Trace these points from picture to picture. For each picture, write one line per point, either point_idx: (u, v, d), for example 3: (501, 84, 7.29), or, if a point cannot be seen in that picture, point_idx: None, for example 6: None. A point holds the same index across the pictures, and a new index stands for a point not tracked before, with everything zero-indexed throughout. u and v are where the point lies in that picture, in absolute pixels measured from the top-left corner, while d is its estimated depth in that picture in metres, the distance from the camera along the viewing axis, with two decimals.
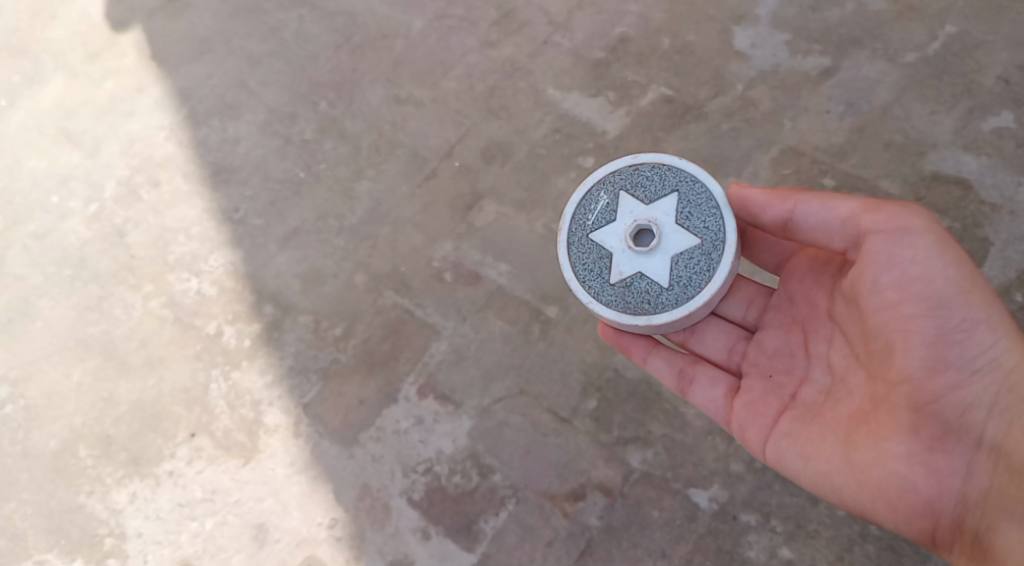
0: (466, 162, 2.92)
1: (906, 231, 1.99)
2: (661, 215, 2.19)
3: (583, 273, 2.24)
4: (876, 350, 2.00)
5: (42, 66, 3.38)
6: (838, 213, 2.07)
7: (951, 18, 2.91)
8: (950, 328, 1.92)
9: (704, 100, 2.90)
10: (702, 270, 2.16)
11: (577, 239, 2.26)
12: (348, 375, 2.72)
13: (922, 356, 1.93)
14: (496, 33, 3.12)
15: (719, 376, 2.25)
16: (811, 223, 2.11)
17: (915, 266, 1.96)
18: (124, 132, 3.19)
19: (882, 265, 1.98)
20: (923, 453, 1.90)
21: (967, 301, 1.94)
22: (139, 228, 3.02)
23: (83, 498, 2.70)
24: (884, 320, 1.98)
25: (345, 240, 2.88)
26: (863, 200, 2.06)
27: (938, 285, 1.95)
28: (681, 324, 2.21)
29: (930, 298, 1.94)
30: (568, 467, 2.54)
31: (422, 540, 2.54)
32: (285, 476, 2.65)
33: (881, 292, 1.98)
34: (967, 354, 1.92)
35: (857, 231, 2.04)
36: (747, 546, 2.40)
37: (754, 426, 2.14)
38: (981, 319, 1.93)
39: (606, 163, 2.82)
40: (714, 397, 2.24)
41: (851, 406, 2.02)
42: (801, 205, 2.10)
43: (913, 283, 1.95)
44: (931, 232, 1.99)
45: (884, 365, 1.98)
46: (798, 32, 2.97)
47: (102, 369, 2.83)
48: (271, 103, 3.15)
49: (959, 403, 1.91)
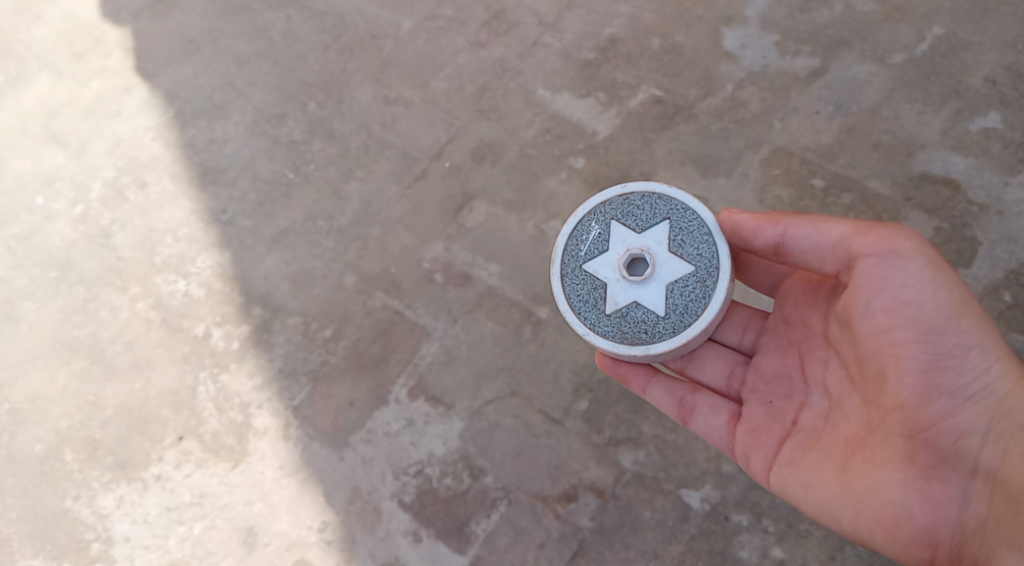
0: (456, 163, 3.00)
1: (897, 253, 1.99)
2: (653, 243, 2.19)
3: (578, 304, 2.23)
4: (871, 376, 2.01)
5: (27, 66, 3.48)
6: (829, 236, 2.07)
7: (939, 19, 3.00)
8: (942, 354, 1.94)
9: (693, 101, 2.99)
10: (698, 297, 2.15)
11: (570, 270, 2.25)
12: (339, 377, 2.73)
13: (915, 383, 1.94)
14: (486, 33, 3.23)
15: (719, 404, 2.26)
16: (803, 247, 2.10)
17: (906, 290, 1.97)
18: (110, 133, 3.27)
19: (873, 289, 1.99)
20: (919, 481, 1.92)
21: (958, 326, 1.95)
22: (126, 229, 3.06)
23: (70, 502, 2.68)
24: (877, 345, 1.99)
25: (334, 241, 2.93)
26: (854, 223, 2.06)
27: (930, 310, 1.96)
28: (679, 352, 2.20)
29: (921, 324, 1.95)
30: (560, 469, 2.55)
31: (413, 543, 2.54)
32: (275, 479, 2.64)
33: (873, 316, 1.99)
34: (959, 380, 1.93)
35: (848, 254, 2.04)
36: (739, 546, 2.43)
37: (757, 452, 2.15)
38: (973, 343, 1.94)
39: (595, 165, 2.92)
40: (716, 425, 2.25)
41: (848, 431, 2.03)
42: (792, 229, 2.10)
43: (906, 308, 1.96)
44: (922, 255, 2.00)
45: (878, 391, 1.99)
46: (786, 33, 3.06)
47: (89, 371, 2.84)
48: (259, 103, 3.25)
49: (953, 430, 1.93)
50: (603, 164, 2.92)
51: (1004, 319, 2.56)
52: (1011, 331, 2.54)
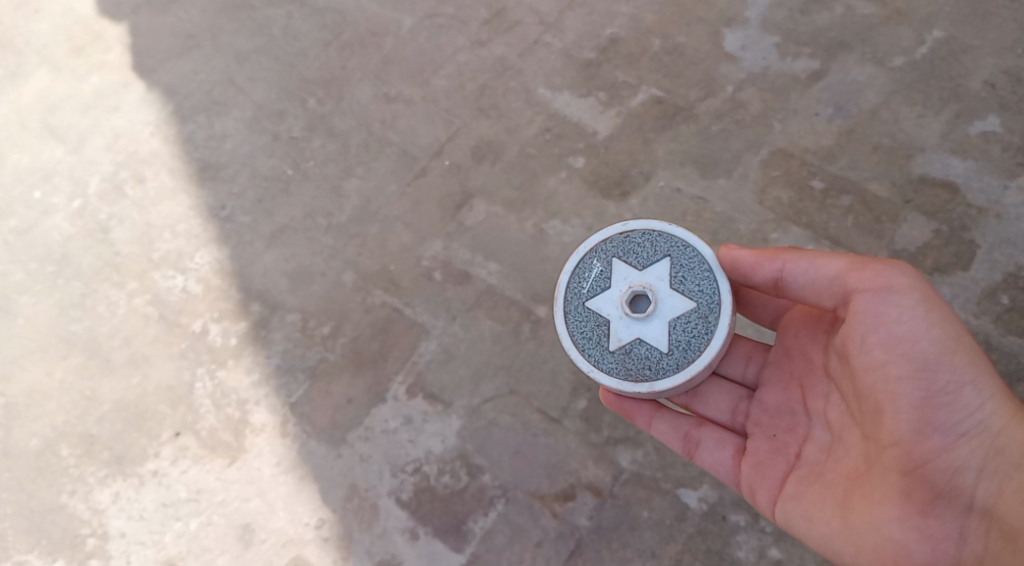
0: (456, 161, 3.00)
1: (891, 288, 1.99)
2: (655, 280, 2.18)
3: (582, 341, 2.22)
4: (868, 411, 2.00)
5: (25, 60, 3.47)
6: (825, 271, 2.07)
7: (939, 23, 3.01)
8: (936, 391, 1.94)
9: (693, 101, 3.00)
10: (700, 333, 2.14)
11: (573, 307, 2.24)
12: (337, 374, 2.73)
13: (910, 420, 1.94)
14: (487, 32, 3.24)
15: (725, 438, 2.24)
16: (801, 282, 2.10)
17: (900, 326, 1.96)
18: (109, 128, 3.26)
19: (869, 325, 1.99)
20: (916, 518, 1.92)
21: (952, 362, 1.94)
22: (124, 224, 3.05)
23: (65, 497, 2.66)
24: (874, 380, 1.98)
25: (333, 238, 2.93)
26: (851, 257, 2.06)
27: (924, 346, 1.95)
28: (683, 388, 2.18)
29: (916, 360, 1.95)
30: (558, 468, 2.55)
31: (410, 541, 2.53)
32: (272, 476, 2.63)
33: (870, 352, 1.99)
34: (954, 417, 1.93)
35: (844, 289, 2.04)
36: (736, 546, 2.42)
37: (762, 486, 2.14)
38: (967, 380, 1.94)
39: (595, 164, 2.92)
40: (721, 459, 2.23)
41: (849, 466, 2.02)
42: (790, 264, 2.10)
43: (900, 343, 1.96)
44: (916, 290, 1.99)
45: (875, 426, 1.99)
46: (787, 35, 3.07)
47: (85, 367, 2.82)
48: (259, 99, 3.24)
49: (949, 466, 1.92)
50: (603, 163, 2.92)
51: (1001, 322, 2.55)
52: (1009, 334, 2.54)
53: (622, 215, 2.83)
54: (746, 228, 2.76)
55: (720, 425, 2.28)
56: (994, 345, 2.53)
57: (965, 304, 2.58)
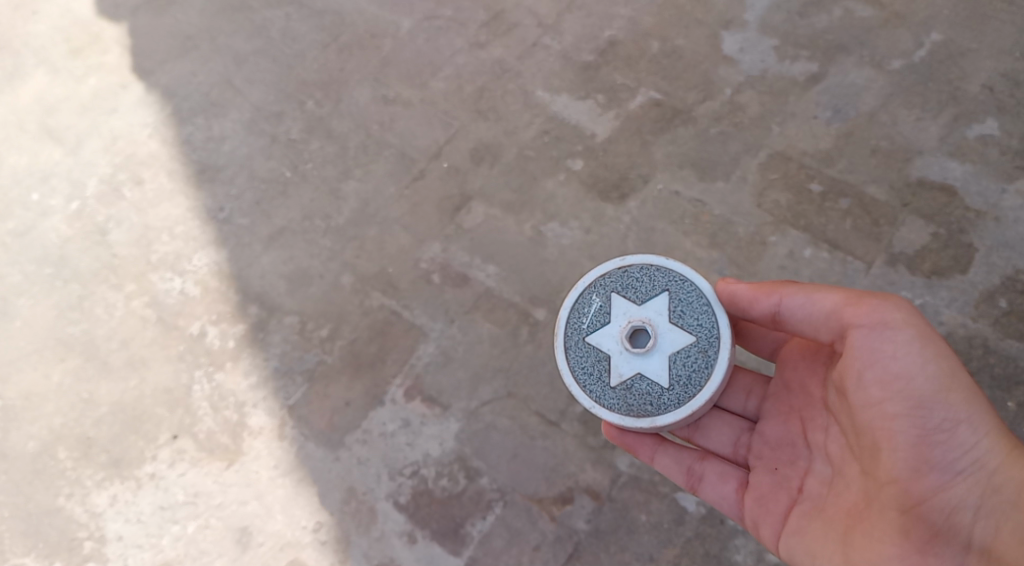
0: (454, 163, 3.00)
1: (886, 324, 1.97)
2: (654, 314, 2.18)
3: (583, 376, 2.21)
4: (866, 447, 1.99)
5: (23, 62, 3.46)
6: (822, 306, 2.06)
7: (937, 26, 3.02)
8: (932, 428, 1.92)
9: (692, 104, 3.00)
10: (700, 367, 2.14)
11: (573, 343, 2.23)
12: (336, 377, 2.72)
13: (907, 457, 1.93)
14: (485, 34, 3.25)
15: (727, 472, 2.24)
16: (798, 316, 2.10)
17: (895, 362, 1.95)
18: (107, 129, 3.25)
19: (865, 361, 1.98)
20: (914, 556, 1.90)
21: (947, 399, 1.93)
22: (122, 226, 3.05)
23: (62, 500, 2.66)
24: (871, 416, 1.97)
25: (331, 240, 2.92)
26: (847, 292, 2.05)
27: (920, 383, 1.94)
28: (684, 423, 2.18)
29: (911, 397, 1.94)
30: (556, 471, 2.54)
31: (408, 544, 2.53)
32: (270, 479, 2.62)
33: (866, 388, 1.98)
34: (950, 454, 1.92)
35: (841, 324, 2.03)
36: (734, 550, 2.42)
37: (765, 521, 2.14)
38: (963, 417, 1.92)
39: (594, 167, 2.92)
40: (724, 493, 2.23)
41: (848, 502, 2.00)
42: (787, 298, 2.09)
43: (896, 380, 1.95)
44: (911, 326, 1.98)
45: (872, 463, 1.98)
46: (785, 38, 3.07)
47: (83, 369, 2.82)
48: (258, 101, 3.24)
49: (946, 504, 1.91)
50: (601, 166, 2.92)
51: (1000, 326, 2.55)
52: (1007, 338, 2.53)
53: (620, 217, 2.83)
54: (744, 231, 2.76)
55: (722, 459, 2.27)
56: (992, 349, 2.52)
57: (963, 307, 2.58)
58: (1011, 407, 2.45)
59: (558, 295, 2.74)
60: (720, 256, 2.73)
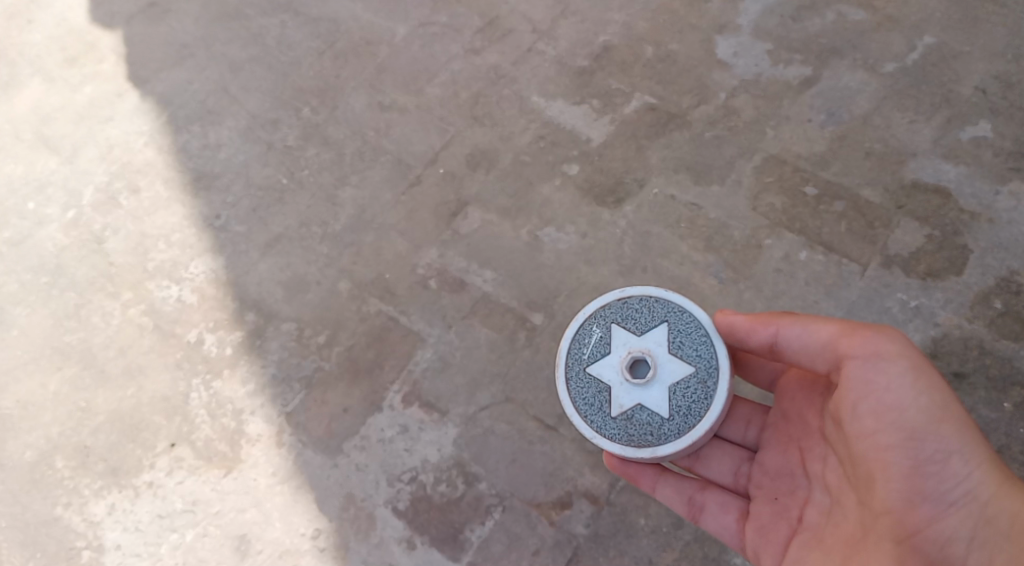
0: (451, 169, 3.01)
1: (881, 356, 1.98)
2: (653, 345, 2.19)
3: (584, 407, 2.21)
4: (862, 477, 1.99)
5: (19, 70, 3.47)
6: (818, 337, 2.06)
7: (929, 29, 3.04)
8: (925, 459, 1.93)
9: (687, 108, 3.01)
10: (700, 398, 2.14)
11: (575, 374, 2.24)
12: (333, 383, 2.72)
13: (901, 488, 1.93)
14: (480, 40, 3.26)
15: (728, 501, 2.24)
16: (795, 347, 2.09)
17: (889, 394, 1.96)
18: (103, 138, 3.26)
19: (860, 392, 1.98)
20: None
21: (940, 431, 1.93)
22: (118, 234, 3.05)
23: (60, 509, 2.65)
24: (865, 447, 1.97)
25: (328, 247, 2.93)
26: (841, 323, 2.05)
27: (912, 414, 1.94)
28: (684, 452, 2.18)
29: (905, 428, 1.94)
30: (555, 475, 2.54)
31: (408, 550, 2.52)
32: (268, 486, 2.62)
33: (861, 418, 1.98)
34: (943, 485, 1.92)
35: (836, 355, 2.03)
36: (732, 552, 2.42)
37: (766, 551, 2.13)
38: (955, 449, 1.92)
39: (590, 172, 2.93)
40: (726, 523, 2.23)
41: (846, 532, 2.00)
42: (784, 330, 2.09)
43: (889, 412, 1.95)
44: (905, 358, 1.98)
45: (868, 493, 1.98)
46: (779, 42, 3.09)
47: (80, 377, 2.82)
48: (253, 108, 3.25)
49: (940, 535, 1.91)
50: (597, 171, 2.93)
51: (995, 326, 2.56)
52: (1002, 339, 2.54)
53: (617, 222, 2.84)
54: (740, 234, 2.77)
55: (723, 489, 2.27)
56: (987, 350, 2.53)
57: (959, 309, 2.59)
58: (1007, 408, 2.46)
59: (555, 299, 2.74)
60: (716, 259, 2.74)
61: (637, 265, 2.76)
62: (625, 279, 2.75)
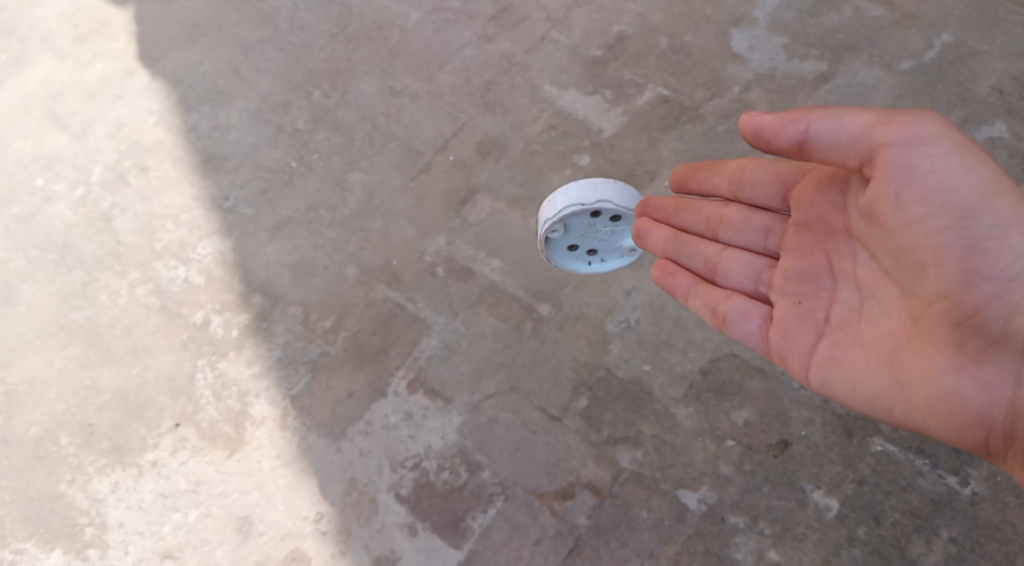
0: (460, 157, 3.00)
1: (922, 139, 1.89)
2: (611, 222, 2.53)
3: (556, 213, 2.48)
4: (906, 267, 1.95)
5: (29, 46, 3.46)
6: (850, 129, 1.94)
7: (948, 27, 3.01)
8: (979, 237, 1.87)
9: (700, 101, 2.99)
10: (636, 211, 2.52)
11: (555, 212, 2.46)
12: (338, 368, 2.72)
13: (955, 271, 1.88)
14: (493, 27, 3.24)
15: (751, 309, 2.22)
16: (826, 140, 1.98)
17: (935, 176, 1.88)
18: (112, 116, 3.25)
19: (904, 179, 1.90)
20: (970, 365, 1.87)
21: (992, 206, 1.87)
22: (126, 213, 3.04)
23: (64, 486, 2.66)
24: (913, 234, 1.91)
25: (336, 232, 2.92)
26: (875, 110, 1.94)
27: (963, 193, 1.88)
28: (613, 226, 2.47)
29: (955, 209, 1.88)
30: (558, 466, 2.53)
31: (409, 536, 2.52)
32: (271, 469, 2.62)
33: (906, 208, 1.91)
34: (1000, 261, 1.86)
35: (870, 145, 1.93)
36: (735, 547, 2.40)
37: (795, 352, 2.13)
38: (1011, 221, 1.86)
39: (600, 163, 2.92)
40: (750, 329, 2.22)
41: (893, 326, 1.97)
42: (813, 124, 1.98)
43: (937, 194, 1.88)
44: (947, 139, 1.90)
45: (915, 280, 1.94)
46: (795, 36, 3.07)
47: (85, 355, 2.82)
48: (264, 90, 3.23)
49: (1000, 310, 1.86)
50: (608, 162, 2.92)
51: None
52: None
53: None
54: None
55: (745, 295, 2.26)
56: None
57: None
58: None
59: (563, 291, 2.73)
60: None
61: (646, 258, 2.74)
62: (634, 271, 2.71)
